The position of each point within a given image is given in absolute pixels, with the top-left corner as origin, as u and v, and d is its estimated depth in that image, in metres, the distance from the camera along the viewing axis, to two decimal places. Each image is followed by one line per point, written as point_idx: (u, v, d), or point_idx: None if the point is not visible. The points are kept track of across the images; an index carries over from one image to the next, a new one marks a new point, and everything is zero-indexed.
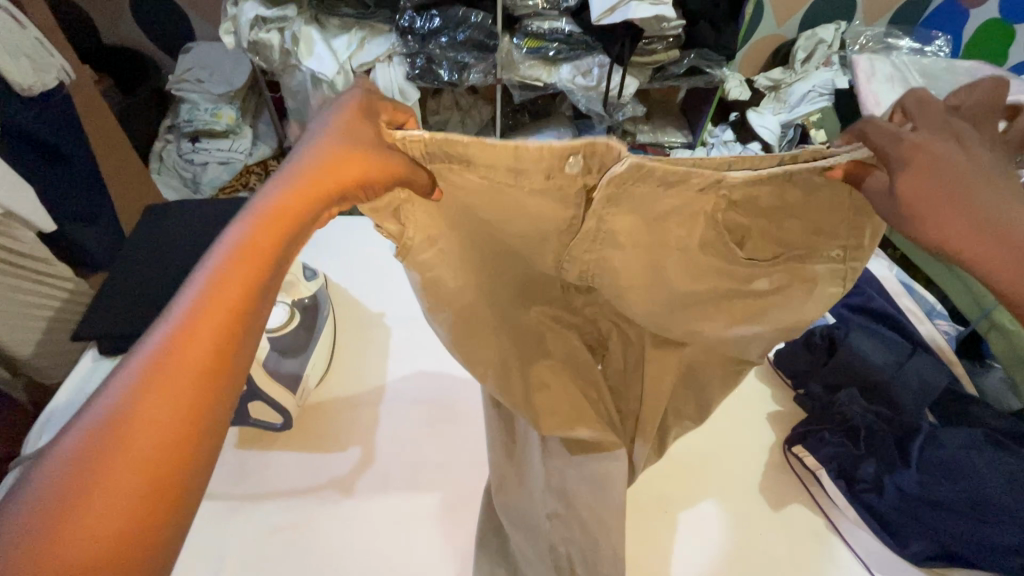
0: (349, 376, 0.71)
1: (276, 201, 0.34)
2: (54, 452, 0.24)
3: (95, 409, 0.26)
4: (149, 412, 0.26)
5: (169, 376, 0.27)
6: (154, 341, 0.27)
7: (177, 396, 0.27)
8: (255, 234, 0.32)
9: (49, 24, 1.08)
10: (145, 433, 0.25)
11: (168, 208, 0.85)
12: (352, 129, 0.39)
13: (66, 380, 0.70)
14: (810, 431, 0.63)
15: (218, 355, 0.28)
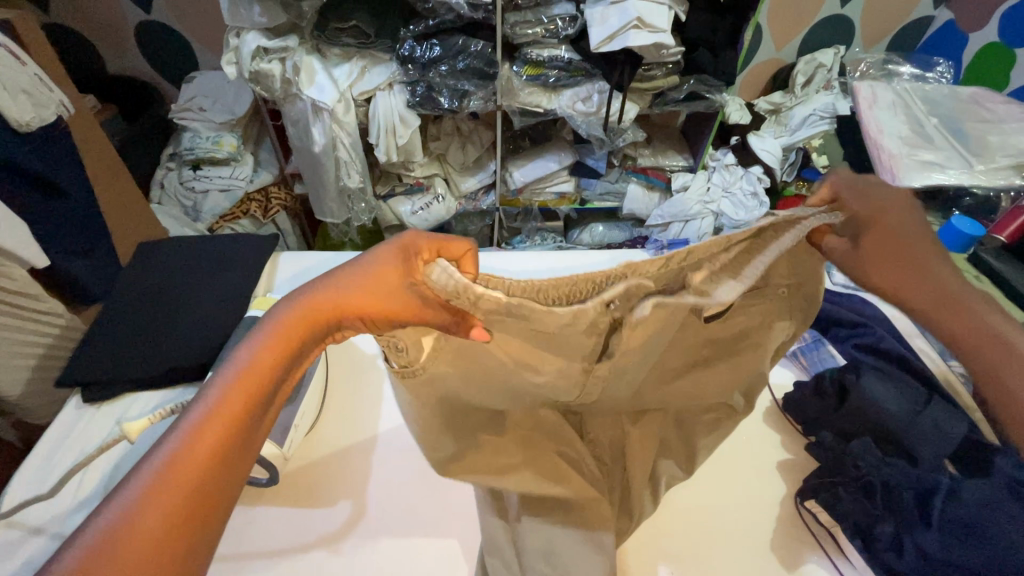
0: (341, 424, 0.69)
1: (265, 340, 0.39)
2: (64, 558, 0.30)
3: (100, 525, 0.31)
4: (138, 538, 0.31)
5: (159, 506, 0.32)
6: (153, 465, 0.33)
7: (164, 532, 0.32)
8: (250, 370, 0.38)
9: (49, 58, 1.08)
10: (135, 554, 0.30)
11: (165, 247, 0.85)
12: (384, 277, 0.42)
13: (48, 430, 0.67)
14: (821, 485, 0.61)
15: (202, 485, 0.34)
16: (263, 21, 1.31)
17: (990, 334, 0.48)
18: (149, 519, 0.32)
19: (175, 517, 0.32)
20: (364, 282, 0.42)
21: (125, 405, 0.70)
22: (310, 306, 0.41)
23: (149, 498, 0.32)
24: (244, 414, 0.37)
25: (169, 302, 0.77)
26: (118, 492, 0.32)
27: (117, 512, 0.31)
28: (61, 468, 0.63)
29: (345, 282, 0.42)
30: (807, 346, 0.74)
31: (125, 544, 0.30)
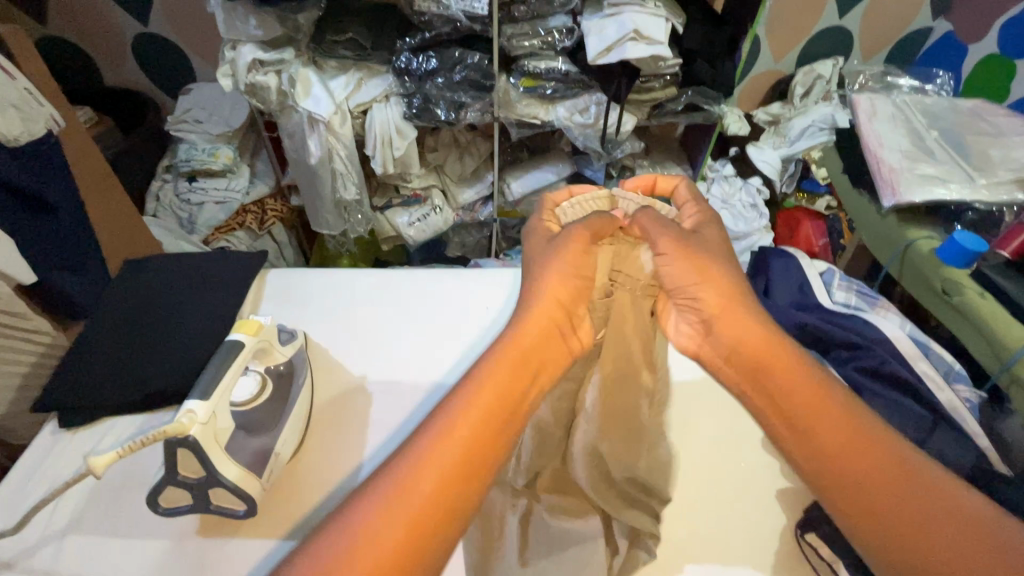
0: (321, 454, 0.66)
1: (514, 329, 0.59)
2: (401, 468, 0.48)
3: (420, 448, 0.49)
4: (439, 452, 0.49)
5: (454, 436, 0.50)
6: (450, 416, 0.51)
7: (449, 447, 0.49)
8: (503, 347, 0.57)
9: (42, 73, 1.08)
10: (439, 461, 0.48)
11: (149, 263, 0.84)
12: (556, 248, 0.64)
13: (20, 458, 0.65)
14: (821, 516, 0.59)
15: (476, 430, 0.51)
16: (259, 34, 1.30)
17: (861, 435, 0.49)
18: (433, 461, 0.48)
19: (458, 441, 0.49)
20: (568, 269, 0.63)
21: (101, 431, 0.68)
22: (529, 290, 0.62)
23: (448, 435, 0.49)
24: (498, 387, 0.53)
25: (152, 321, 0.75)
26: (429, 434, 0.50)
27: (422, 452, 0.48)
28: (34, 498, 0.62)
29: (549, 268, 0.63)
30: None
31: (431, 455, 0.48)
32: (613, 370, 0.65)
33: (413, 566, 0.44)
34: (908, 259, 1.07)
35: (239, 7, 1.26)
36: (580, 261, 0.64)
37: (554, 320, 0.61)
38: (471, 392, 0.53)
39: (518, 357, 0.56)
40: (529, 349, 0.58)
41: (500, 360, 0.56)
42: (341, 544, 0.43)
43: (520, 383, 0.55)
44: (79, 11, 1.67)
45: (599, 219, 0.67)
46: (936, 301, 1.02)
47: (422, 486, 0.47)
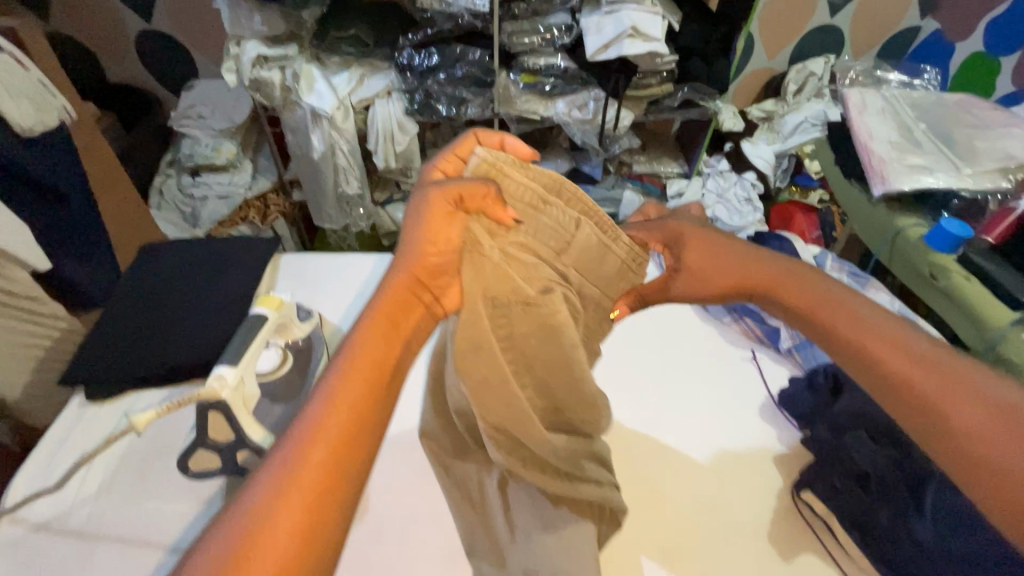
0: None
1: (391, 279, 0.53)
2: (279, 452, 0.41)
3: (300, 427, 0.42)
4: (320, 434, 0.42)
5: (333, 418, 0.43)
6: (325, 390, 0.44)
7: (325, 428, 0.42)
8: (381, 303, 0.51)
9: (53, 65, 1.09)
10: (324, 442, 0.42)
11: (166, 249, 0.86)
12: (417, 202, 0.56)
13: (50, 428, 0.68)
14: (817, 476, 0.62)
15: (359, 408, 0.44)
16: (263, 30, 1.32)
17: (930, 357, 0.46)
18: (323, 431, 0.42)
19: (340, 418, 0.43)
20: (438, 222, 0.55)
21: (127, 402, 0.71)
22: (406, 266, 0.54)
23: (321, 415, 0.43)
24: (376, 356, 0.48)
25: (172, 302, 0.78)
26: (307, 412, 0.43)
27: (305, 430, 0.42)
28: (65, 465, 0.64)
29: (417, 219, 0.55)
30: (801, 343, 0.77)
31: (309, 437, 0.41)
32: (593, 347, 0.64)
33: (314, 544, 0.38)
34: (896, 245, 1.11)
35: (246, 3, 1.28)
36: (450, 219, 0.56)
37: (419, 276, 0.54)
38: (345, 361, 0.46)
39: (395, 314, 0.51)
40: (395, 312, 0.51)
41: (368, 326, 0.49)
42: (245, 508, 0.38)
43: (388, 351, 0.49)
44: (85, 7, 1.69)
45: (470, 186, 0.56)
46: (923, 285, 1.06)
47: (304, 472, 0.40)
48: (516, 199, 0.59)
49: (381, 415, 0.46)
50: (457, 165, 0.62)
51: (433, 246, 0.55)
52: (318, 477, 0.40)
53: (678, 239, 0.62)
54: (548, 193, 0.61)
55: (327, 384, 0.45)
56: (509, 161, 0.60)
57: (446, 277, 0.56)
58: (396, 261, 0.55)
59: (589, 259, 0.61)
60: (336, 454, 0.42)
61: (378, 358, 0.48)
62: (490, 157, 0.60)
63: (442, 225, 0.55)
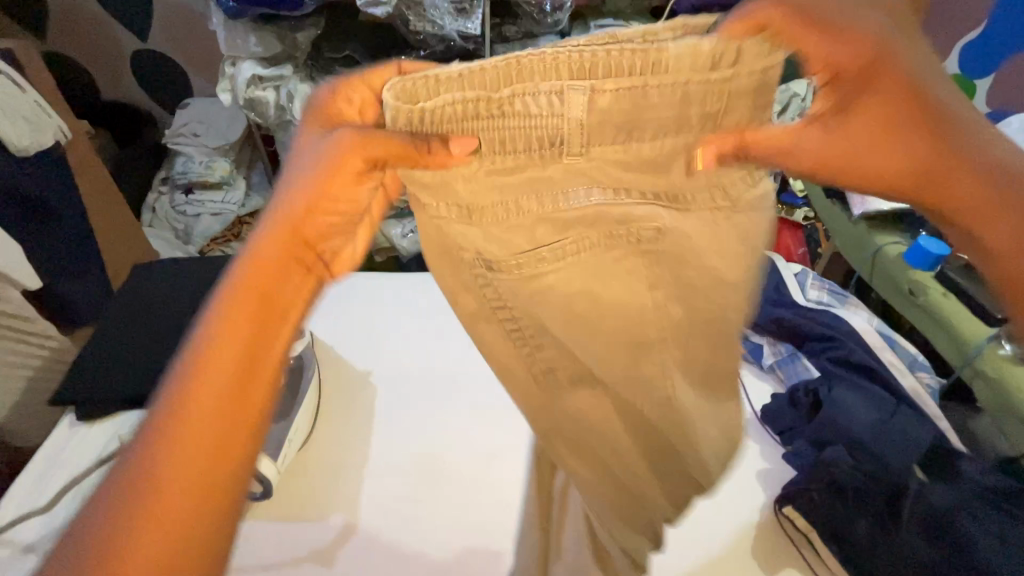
0: (330, 444, 0.73)
1: (255, 245, 0.43)
2: (122, 477, 0.34)
3: (144, 444, 0.35)
4: (172, 448, 0.35)
5: (185, 426, 0.36)
6: (170, 392, 0.37)
7: (180, 440, 0.36)
8: (247, 274, 0.42)
9: (50, 87, 1.11)
10: (182, 458, 0.35)
11: (159, 268, 0.87)
12: (303, 158, 0.44)
13: (40, 449, 0.68)
14: (794, 492, 0.62)
15: (224, 404, 0.37)
16: (258, 51, 1.34)
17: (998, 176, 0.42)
18: (181, 443, 0.36)
19: (198, 424, 0.36)
20: (333, 178, 0.44)
21: (116, 423, 0.71)
22: (283, 230, 0.44)
23: (171, 424, 0.36)
24: (240, 340, 0.39)
25: (164, 321, 0.79)
26: (152, 424, 0.36)
27: (151, 446, 0.35)
28: (55, 485, 0.65)
29: (310, 170, 0.44)
30: (783, 359, 0.78)
31: (158, 452, 0.35)
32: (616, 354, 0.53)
33: (189, 572, 0.34)
34: (876, 262, 1.13)
35: (241, 25, 1.31)
36: (348, 176, 0.44)
37: (293, 245, 0.44)
38: (198, 355, 0.38)
39: (270, 285, 0.42)
40: (270, 283, 0.42)
41: (231, 312, 0.40)
42: (88, 555, 0.32)
43: (257, 338, 0.40)
44: (82, 28, 1.71)
45: (390, 141, 0.39)
46: (901, 302, 1.09)
47: (159, 495, 0.34)
48: (435, 125, 0.38)
49: (257, 408, 0.39)
50: (366, 94, 0.48)
51: (321, 213, 0.45)
52: (183, 500, 0.34)
53: (852, 72, 0.42)
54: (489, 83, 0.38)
55: (175, 384, 0.37)
56: (427, 83, 0.38)
57: (338, 232, 0.47)
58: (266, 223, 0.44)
59: (622, 121, 0.39)
60: (204, 465, 0.36)
61: (243, 339, 0.40)
62: (400, 91, 0.38)
63: (328, 185, 0.44)
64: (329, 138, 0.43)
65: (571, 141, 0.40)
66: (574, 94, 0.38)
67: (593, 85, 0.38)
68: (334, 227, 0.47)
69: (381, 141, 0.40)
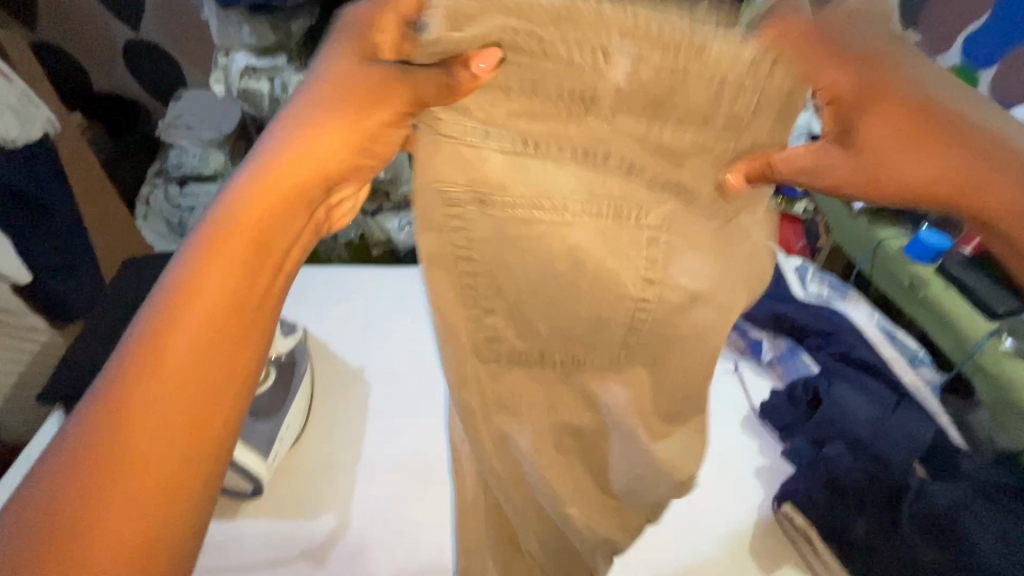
0: (321, 442, 0.72)
1: (245, 184, 0.40)
2: (84, 429, 0.32)
3: (110, 393, 0.33)
4: (143, 400, 0.33)
5: (162, 375, 0.33)
6: (139, 340, 0.34)
7: (155, 386, 0.33)
8: (233, 212, 0.39)
9: (38, 78, 1.08)
10: (155, 408, 0.33)
11: (150, 262, 0.86)
12: (345, 89, 0.43)
13: (29, 446, 0.68)
14: (792, 489, 0.62)
15: (208, 348, 0.35)
16: (252, 42, 1.31)
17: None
18: (153, 393, 0.33)
19: (175, 371, 0.34)
20: (349, 111, 0.43)
21: None
22: (290, 168, 0.41)
23: (140, 374, 0.33)
24: (228, 284, 0.37)
25: None
26: (123, 371, 0.33)
27: (122, 390, 0.33)
28: None
29: (330, 103, 0.43)
30: (783, 354, 0.77)
31: (126, 405, 0.32)
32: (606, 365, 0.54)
33: (170, 524, 0.32)
34: (878, 257, 1.12)
35: (234, 15, 1.27)
36: (374, 121, 0.42)
37: (296, 189, 0.42)
38: (176, 291, 0.35)
39: (266, 222, 0.39)
40: (268, 221, 0.40)
41: (219, 250, 0.37)
42: (53, 505, 0.30)
43: (253, 284, 0.38)
44: (75, 18, 1.68)
45: (438, 83, 0.37)
46: (901, 297, 1.08)
47: (132, 445, 0.32)
48: (479, 39, 0.35)
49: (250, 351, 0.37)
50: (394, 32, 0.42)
51: (350, 152, 0.44)
52: (164, 447, 0.32)
53: (861, 99, 0.39)
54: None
55: (145, 332, 0.34)
56: (474, 8, 0.35)
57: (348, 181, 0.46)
58: (266, 165, 0.41)
59: (647, 100, 0.37)
60: (188, 414, 0.34)
61: (229, 280, 0.37)
62: (451, 8, 0.35)
63: (359, 122, 0.43)
64: (378, 73, 0.42)
65: (600, 106, 0.38)
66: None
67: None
68: (345, 176, 0.46)
69: (421, 79, 0.38)
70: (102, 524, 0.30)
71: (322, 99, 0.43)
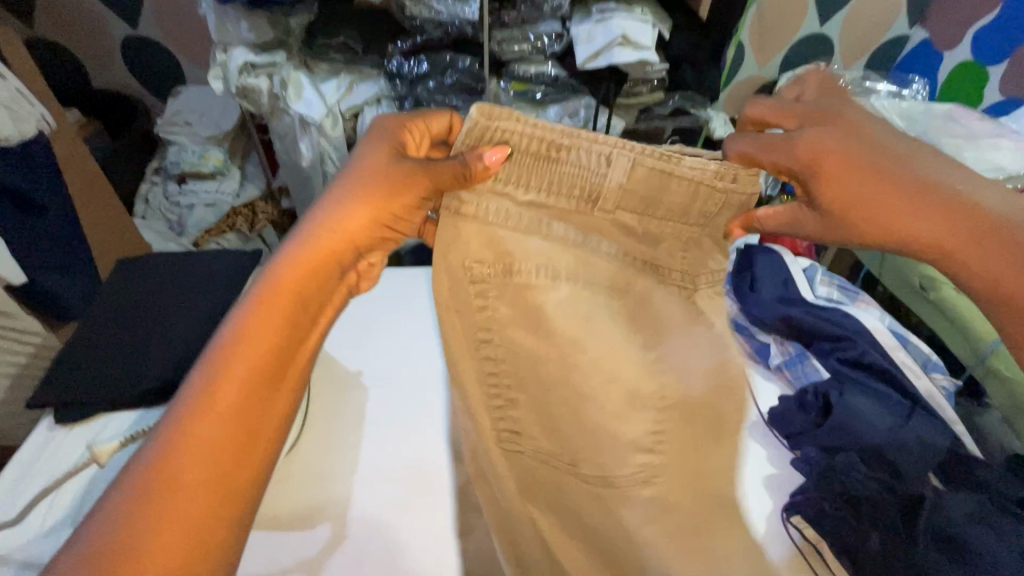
0: (318, 449, 0.70)
1: (276, 269, 0.48)
2: (152, 452, 0.41)
3: (172, 427, 0.41)
4: (202, 435, 0.42)
5: (212, 418, 0.42)
6: (197, 387, 0.43)
7: (211, 419, 0.42)
8: (276, 283, 0.48)
9: (33, 73, 1.06)
10: (207, 441, 0.42)
11: (144, 262, 0.85)
12: (376, 164, 0.53)
13: (18, 452, 0.66)
14: (804, 502, 0.61)
15: (250, 396, 0.44)
16: (250, 37, 1.28)
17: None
18: (200, 433, 0.42)
19: (220, 415, 0.43)
20: (384, 201, 0.52)
21: (98, 426, 0.69)
22: (325, 251, 0.51)
23: (197, 415, 0.42)
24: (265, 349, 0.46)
25: (150, 319, 0.77)
26: (178, 415, 0.42)
27: (180, 429, 0.41)
28: (29, 493, 0.62)
29: (370, 189, 0.52)
30: (791, 359, 0.75)
31: (187, 439, 0.41)
32: (605, 371, 0.55)
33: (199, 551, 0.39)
34: (886, 258, 1.10)
35: (231, 9, 1.25)
36: (396, 203, 0.52)
37: (309, 270, 0.50)
38: (220, 358, 0.44)
39: (293, 293, 0.48)
40: (311, 285, 0.49)
41: (262, 312, 0.46)
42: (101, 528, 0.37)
43: (301, 327, 0.49)
44: (70, 13, 1.65)
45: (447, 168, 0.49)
46: (909, 298, 1.07)
47: (178, 469, 0.40)
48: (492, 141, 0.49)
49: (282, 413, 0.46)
50: (423, 138, 0.57)
51: (364, 234, 0.52)
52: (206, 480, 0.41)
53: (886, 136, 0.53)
54: (560, 135, 0.50)
55: (195, 387, 0.43)
56: (504, 118, 0.49)
57: (378, 252, 0.55)
58: (298, 252, 0.50)
59: (644, 195, 0.53)
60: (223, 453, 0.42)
61: (267, 342, 0.46)
62: (484, 110, 0.48)
63: (387, 211, 0.52)
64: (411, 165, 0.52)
65: (604, 201, 0.53)
66: (618, 164, 0.51)
67: (635, 155, 0.51)
68: (374, 248, 0.54)
69: (437, 171, 0.50)
70: (158, 514, 0.38)
71: (346, 191, 0.52)
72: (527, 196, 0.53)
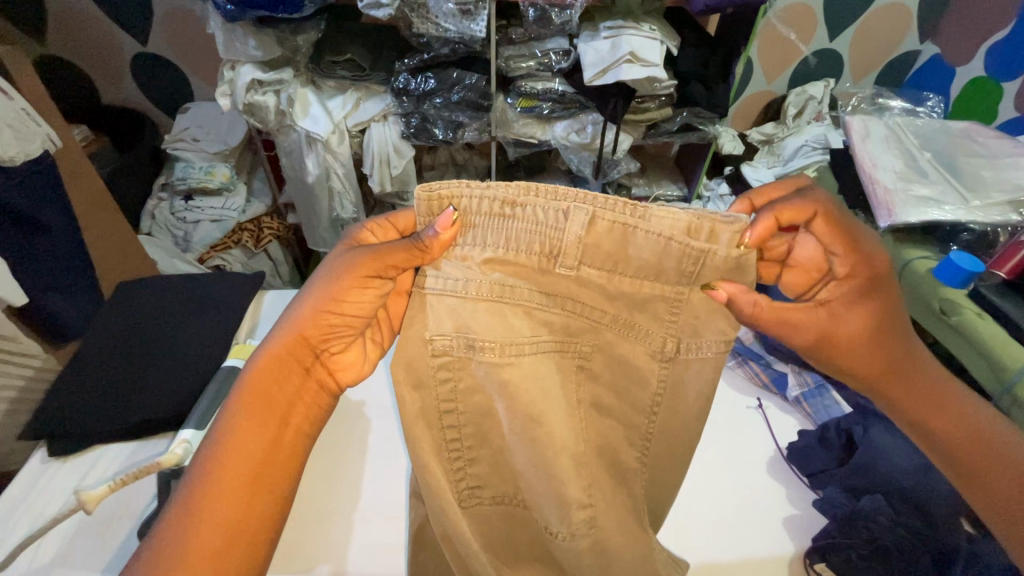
0: (319, 484, 0.68)
1: (249, 370, 0.48)
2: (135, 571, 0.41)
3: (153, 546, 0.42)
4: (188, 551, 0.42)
5: (196, 533, 0.42)
6: (182, 499, 0.44)
7: (199, 533, 0.43)
8: (251, 386, 0.48)
9: (39, 93, 1.05)
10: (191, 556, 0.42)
11: (144, 284, 0.84)
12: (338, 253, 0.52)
13: (9, 486, 0.66)
14: (830, 546, 0.59)
15: (233, 503, 0.44)
16: (258, 55, 1.26)
17: (984, 437, 0.52)
18: (185, 549, 0.42)
19: (205, 525, 0.43)
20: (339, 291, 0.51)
21: (89, 461, 0.69)
22: (296, 345, 0.50)
23: (184, 530, 0.42)
24: (243, 456, 0.46)
25: (146, 345, 0.75)
26: (161, 529, 0.42)
27: (167, 544, 0.41)
28: (19, 533, 0.63)
29: (320, 284, 0.50)
30: (809, 391, 0.73)
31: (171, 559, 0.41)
32: (616, 412, 0.53)
33: None
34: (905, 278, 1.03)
35: (240, 27, 1.22)
36: (365, 288, 0.51)
37: (279, 365, 0.49)
38: (206, 467, 0.45)
39: (267, 391, 0.48)
40: (275, 385, 0.49)
41: (241, 415, 0.47)
42: None
43: (267, 432, 0.47)
44: (78, 28, 1.65)
45: (404, 246, 0.47)
46: (927, 321, 0.99)
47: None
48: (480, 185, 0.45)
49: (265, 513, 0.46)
50: (386, 231, 0.55)
51: (334, 322, 0.51)
52: None
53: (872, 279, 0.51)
54: (517, 192, 0.45)
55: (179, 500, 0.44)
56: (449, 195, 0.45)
57: (339, 341, 0.53)
58: (270, 350, 0.49)
59: (606, 255, 0.45)
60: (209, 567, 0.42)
61: (245, 448, 0.46)
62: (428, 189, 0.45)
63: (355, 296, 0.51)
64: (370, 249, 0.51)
65: (566, 259, 0.45)
66: (575, 215, 0.44)
67: (593, 209, 0.44)
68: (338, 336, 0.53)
69: (393, 250, 0.48)
70: None
71: (314, 280, 0.51)
72: (483, 254, 0.46)
